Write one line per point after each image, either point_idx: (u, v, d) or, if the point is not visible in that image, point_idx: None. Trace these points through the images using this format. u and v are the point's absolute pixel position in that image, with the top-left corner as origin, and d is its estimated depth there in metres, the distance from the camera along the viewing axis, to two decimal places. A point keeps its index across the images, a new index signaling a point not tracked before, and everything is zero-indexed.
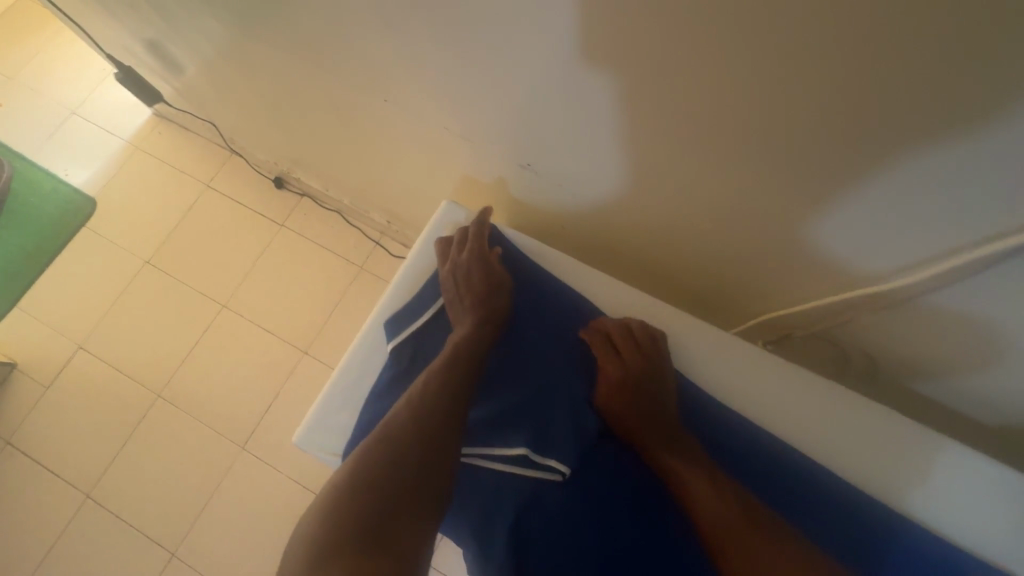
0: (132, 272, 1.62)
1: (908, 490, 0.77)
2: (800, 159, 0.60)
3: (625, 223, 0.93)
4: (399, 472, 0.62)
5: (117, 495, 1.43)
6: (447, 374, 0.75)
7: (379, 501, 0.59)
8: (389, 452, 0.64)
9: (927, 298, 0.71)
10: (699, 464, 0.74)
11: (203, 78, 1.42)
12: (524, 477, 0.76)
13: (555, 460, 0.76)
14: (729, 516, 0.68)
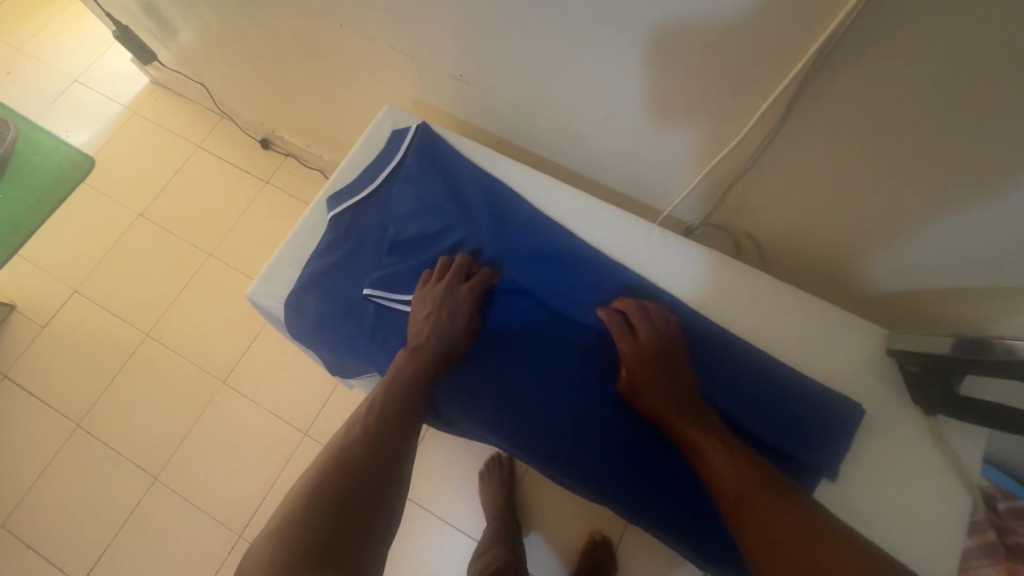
0: (126, 223, 1.70)
1: (830, 372, 0.69)
2: (696, 12, 0.58)
3: (556, 133, 0.89)
4: (378, 461, 0.55)
5: (103, 428, 1.49)
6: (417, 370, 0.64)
7: (360, 490, 0.52)
8: (363, 443, 0.56)
9: (801, 135, 0.64)
10: (719, 434, 0.60)
11: (193, 41, 1.46)
12: None
13: None
14: (742, 483, 0.55)
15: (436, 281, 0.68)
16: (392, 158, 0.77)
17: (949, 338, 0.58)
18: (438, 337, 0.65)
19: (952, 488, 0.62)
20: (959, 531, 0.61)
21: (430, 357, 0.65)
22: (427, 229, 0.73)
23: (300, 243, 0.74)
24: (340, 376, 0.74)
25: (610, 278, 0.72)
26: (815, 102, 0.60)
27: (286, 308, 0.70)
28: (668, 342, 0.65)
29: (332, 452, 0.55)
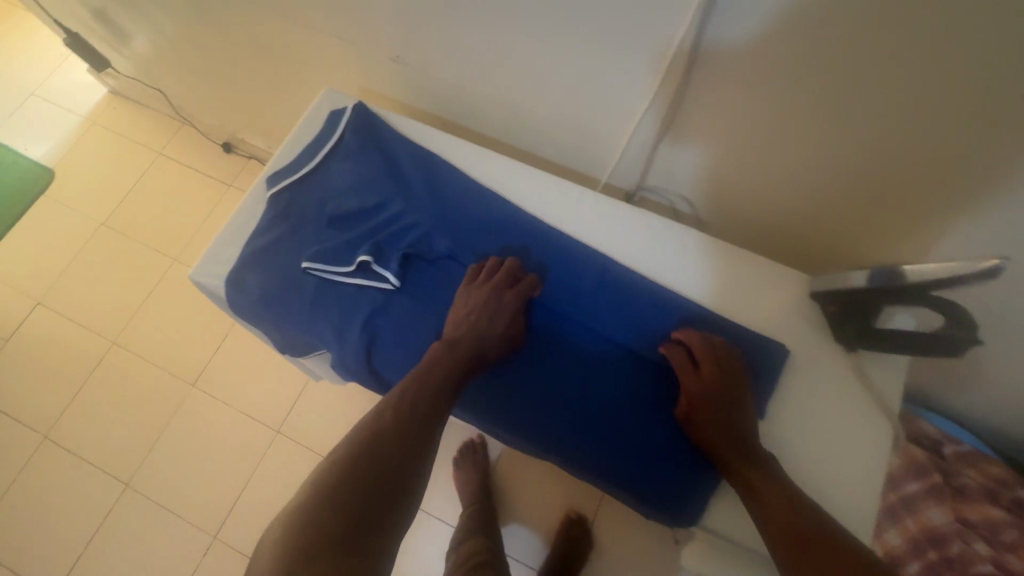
0: (89, 232, 1.69)
1: (762, 321, 0.72)
2: None
3: (495, 110, 0.92)
4: (396, 453, 0.52)
5: (72, 437, 1.48)
6: (451, 365, 0.62)
7: (376, 486, 0.49)
8: (387, 430, 0.54)
9: (712, 86, 0.68)
10: (777, 476, 0.57)
11: (149, 49, 1.46)
12: (370, 290, 0.70)
13: (387, 270, 0.70)
14: (797, 525, 0.52)
15: (483, 282, 0.68)
16: (331, 136, 0.79)
17: (864, 270, 0.61)
18: (474, 336, 0.64)
19: (872, 417, 0.66)
20: (880, 458, 0.64)
21: (465, 354, 0.63)
22: (363, 203, 0.74)
23: (240, 221, 0.75)
24: (288, 354, 0.75)
25: (548, 246, 0.74)
26: (710, 54, 0.64)
27: (226, 284, 0.71)
28: (730, 382, 0.63)
29: (356, 435, 0.53)
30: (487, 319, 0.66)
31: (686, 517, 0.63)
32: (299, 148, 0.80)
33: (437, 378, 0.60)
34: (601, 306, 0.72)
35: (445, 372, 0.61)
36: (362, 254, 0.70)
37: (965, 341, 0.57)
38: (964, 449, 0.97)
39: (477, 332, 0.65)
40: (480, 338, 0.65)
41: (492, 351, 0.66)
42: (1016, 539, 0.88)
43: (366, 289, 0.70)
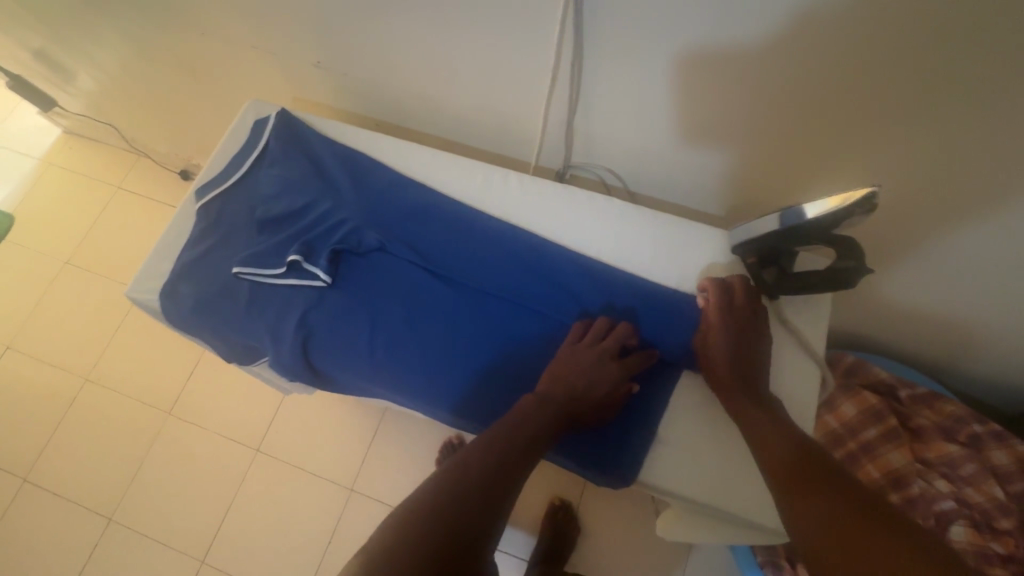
0: (53, 272, 1.69)
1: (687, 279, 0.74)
2: None
3: (424, 105, 0.94)
4: (481, 509, 0.49)
5: (52, 477, 1.47)
6: (542, 424, 0.59)
7: (461, 541, 0.46)
8: (473, 481, 0.51)
9: (616, 60, 0.71)
10: (781, 420, 0.59)
11: (96, 87, 1.46)
12: (302, 288, 0.72)
13: (316, 267, 0.71)
14: (791, 457, 0.53)
15: (588, 341, 0.66)
16: (256, 145, 0.80)
17: (775, 214, 0.63)
18: (570, 392, 0.62)
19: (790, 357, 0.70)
20: (801, 394, 0.68)
21: (558, 414, 0.60)
22: (291, 205, 0.75)
23: (174, 236, 0.77)
24: (233, 363, 0.76)
25: (474, 228, 0.76)
26: (594, 29, 0.67)
27: (161, 297, 0.73)
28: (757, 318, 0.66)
29: (440, 481, 0.50)
30: (588, 382, 0.63)
31: (625, 476, 0.66)
32: (227, 160, 0.82)
33: (527, 434, 0.57)
34: (531, 281, 0.73)
35: (536, 432, 0.58)
36: (290, 254, 0.71)
37: (856, 259, 0.61)
38: (919, 392, 0.98)
39: (577, 381, 0.63)
40: (577, 395, 0.63)
41: (590, 404, 0.63)
42: (973, 472, 0.92)
43: (298, 288, 0.72)
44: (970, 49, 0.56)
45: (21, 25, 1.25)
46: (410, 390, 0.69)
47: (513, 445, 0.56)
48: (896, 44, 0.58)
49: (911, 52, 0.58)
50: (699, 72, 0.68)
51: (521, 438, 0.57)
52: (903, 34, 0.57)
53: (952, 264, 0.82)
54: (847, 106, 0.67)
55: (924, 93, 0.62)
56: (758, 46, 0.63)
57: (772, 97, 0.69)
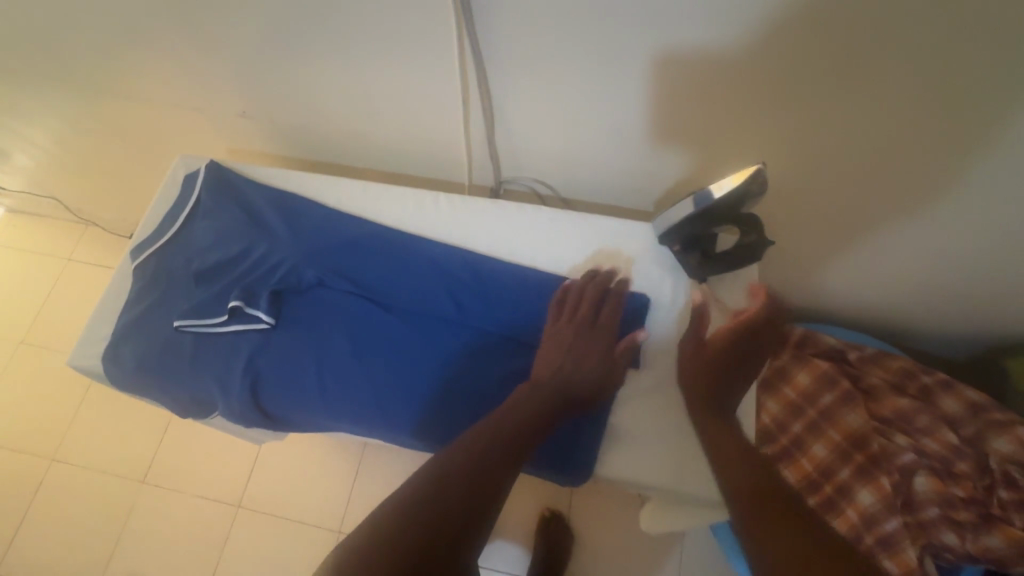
0: (8, 354, 1.64)
1: (619, 274, 0.78)
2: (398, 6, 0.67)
3: (354, 141, 0.97)
4: (476, 502, 0.49)
5: (24, 565, 1.41)
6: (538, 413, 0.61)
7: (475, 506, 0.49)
8: (457, 478, 0.51)
9: (520, 77, 0.75)
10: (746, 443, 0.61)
11: (32, 164, 1.45)
12: (246, 333, 0.72)
13: (257, 310, 0.72)
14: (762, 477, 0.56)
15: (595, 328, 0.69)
16: (188, 201, 0.81)
17: (687, 200, 0.66)
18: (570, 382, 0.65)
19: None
20: None
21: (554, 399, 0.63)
22: (228, 253, 0.76)
23: (113, 299, 0.78)
24: (184, 419, 0.75)
25: (409, 252, 0.77)
26: (493, 51, 0.71)
27: (103, 360, 0.72)
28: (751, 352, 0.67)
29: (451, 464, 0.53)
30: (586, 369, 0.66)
31: (582, 473, 0.68)
32: (161, 218, 0.82)
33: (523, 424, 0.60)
34: (472, 296, 0.75)
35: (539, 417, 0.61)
36: (231, 300, 0.72)
37: (758, 231, 0.67)
38: (868, 352, 1.02)
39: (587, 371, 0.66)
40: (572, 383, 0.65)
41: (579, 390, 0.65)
42: (927, 423, 0.96)
43: (243, 333, 0.73)
44: (820, 45, 0.61)
45: None
46: (363, 419, 0.69)
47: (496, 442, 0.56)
48: (757, 47, 0.63)
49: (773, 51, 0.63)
50: (597, 85, 0.73)
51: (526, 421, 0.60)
52: (762, 35, 0.62)
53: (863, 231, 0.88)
54: (733, 105, 0.71)
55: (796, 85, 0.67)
56: (641, 56, 0.68)
57: (665, 100, 0.73)
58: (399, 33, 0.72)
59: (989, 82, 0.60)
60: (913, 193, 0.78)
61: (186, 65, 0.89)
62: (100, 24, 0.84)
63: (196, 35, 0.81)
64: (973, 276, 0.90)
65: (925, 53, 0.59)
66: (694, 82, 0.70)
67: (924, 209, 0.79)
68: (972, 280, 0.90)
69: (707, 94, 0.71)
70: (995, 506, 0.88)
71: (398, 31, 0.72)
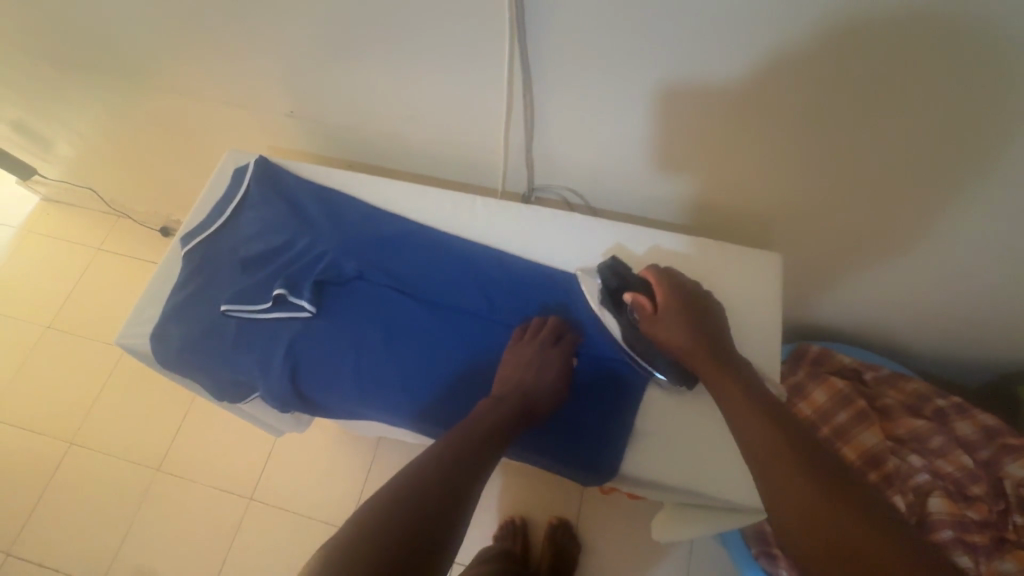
0: (34, 337, 1.68)
1: None
2: (452, 20, 0.71)
3: (393, 144, 1.01)
4: (437, 507, 0.50)
5: (38, 545, 1.43)
6: (500, 418, 0.63)
7: (438, 514, 0.50)
8: (436, 474, 0.53)
9: (560, 92, 0.79)
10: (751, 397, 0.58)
11: (74, 154, 1.50)
12: (286, 320, 0.75)
13: (299, 298, 0.75)
14: (771, 436, 0.53)
15: (532, 339, 0.72)
16: (236, 192, 0.85)
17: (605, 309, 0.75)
18: (523, 389, 0.67)
19: (748, 348, 0.75)
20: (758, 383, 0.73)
21: (514, 403, 0.65)
22: (274, 244, 0.80)
23: (161, 283, 0.81)
24: (221, 401, 0.78)
25: (445, 250, 0.81)
26: (537, 65, 0.75)
27: (149, 339, 0.76)
28: (686, 302, 0.68)
29: (412, 473, 0.53)
30: (535, 375, 0.68)
31: (606, 470, 0.69)
32: (210, 208, 0.86)
33: (486, 430, 0.61)
34: (506, 296, 0.78)
35: (501, 421, 0.62)
36: (275, 288, 0.75)
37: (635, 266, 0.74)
38: (883, 373, 1.05)
39: (533, 376, 0.68)
40: (527, 390, 0.67)
41: (538, 395, 0.67)
42: (941, 444, 0.97)
43: (285, 320, 0.76)
44: (855, 78, 0.64)
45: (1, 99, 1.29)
46: (397, 408, 0.72)
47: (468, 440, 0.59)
48: (793, 76, 0.66)
49: (807, 80, 0.66)
50: (636, 103, 0.77)
51: (485, 426, 0.61)
52: (798, 66, 0.65)
53: (884, 254, 0.90)
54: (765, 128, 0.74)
55: (827, 111, 0.70)
56: (681, 78, 0.71)
57: (701, 119, 0.76)
58: (451, 44, 0.76)
59: (1016, 120, 0.63)
60: (935, 218, 0.80)
61: (241, 66, 0.93)
62: (164, 23, 0.89)
63: (255, 38, 0.85)
64: (990, 302, 0.92)
65: (954, 88, 0.62)
66: (730, 105, 0.73)
67: (947, 234, 0.81)
68: (991, 307, 0.92)
69: (741, 116, 0.74)
70: (1009, 530, 0.89)
71: (452, 42, 0.76)
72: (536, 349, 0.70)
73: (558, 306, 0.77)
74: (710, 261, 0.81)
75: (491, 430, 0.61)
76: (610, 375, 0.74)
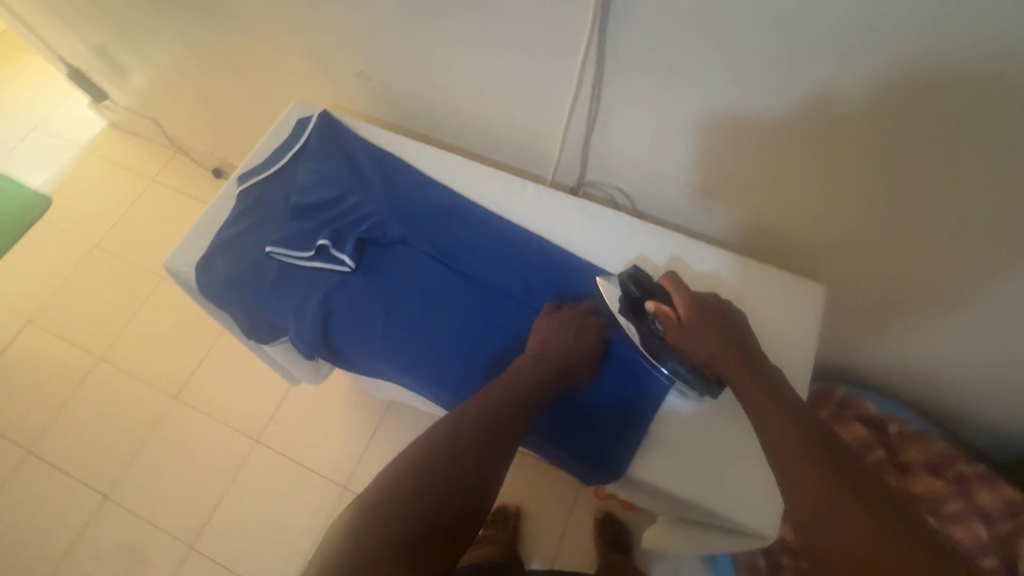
0: (82, 254, 1.76)
1: None
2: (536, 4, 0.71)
3: (453, 117, 1.02)
4: (466, 482, 0.53)
5: (56, 449, 1.51)
6: (533, 387, 0.63)
7: (466, 488, 0.53)
8: (467, 448, 0.55)
9: (629, 91, 0.78)
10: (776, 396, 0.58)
11: (147, 85, 1.56)
12: (326, 271, 0.77)
13: (341, 252, 0.77)
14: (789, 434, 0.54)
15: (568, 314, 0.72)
16: (297, 141, 0.87)
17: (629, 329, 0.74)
18: (556, 363, 0.67)
19: None
20: None
21: (548, 375, 0.66)
22: (326, 196, 0.82)
23: (213, 217, 0.84)
24: (253, 338, 0.81)
25: (488, 229, 0.81)
26: (611, 62, 0.75)
27: (195, 267, 0.79)
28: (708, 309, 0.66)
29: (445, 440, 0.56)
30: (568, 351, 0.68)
31: (613, 469, 0.69)
32: (270, 153, 0.88)
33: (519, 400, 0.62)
34: (541, 283, 0.78)
35: (533, 391, 0.63)
36: (321, 239, 0.77)
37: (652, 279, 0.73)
38: (910, 428, 1.01)
39: (567, 351, 0.68)
40: (560, 364, 0.67)
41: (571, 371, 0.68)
42: (957, 510, 0.95)
43: (325, 271, 0.77)
44: (932, 118, 0.62)
45: (90, 23, 1.35)
46: (418, 373, 0.73)
47: (499, 415, 0.59)
48: (870, 109, 0.65)
49: (885, 115, 0.64)
50: (704, 112, 0.76)
51: (517, 395, 0.62)
52: (876, 98, 0.63)
53: (934, 308, 0.86)
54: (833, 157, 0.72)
55: (901, 150, 0.68)
56: (754, 94, 0.70)
57: (768, 139, 0.75)
58: (529, 27, 0.76)
59: None
60: (996, 280, 0.77)
61: (321, 21, 0.95)
62: None
63: None
64: None
65: None
66: (800, 129, 0.71)
67: (1005, 297, 0.78)
68: None
69: (810, 141, 0.72)
70: None
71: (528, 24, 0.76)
72: (571, 326, 0.70)
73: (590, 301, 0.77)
74: (750, 282, 0.80)
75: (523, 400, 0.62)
76: (632, 378, 0.73)
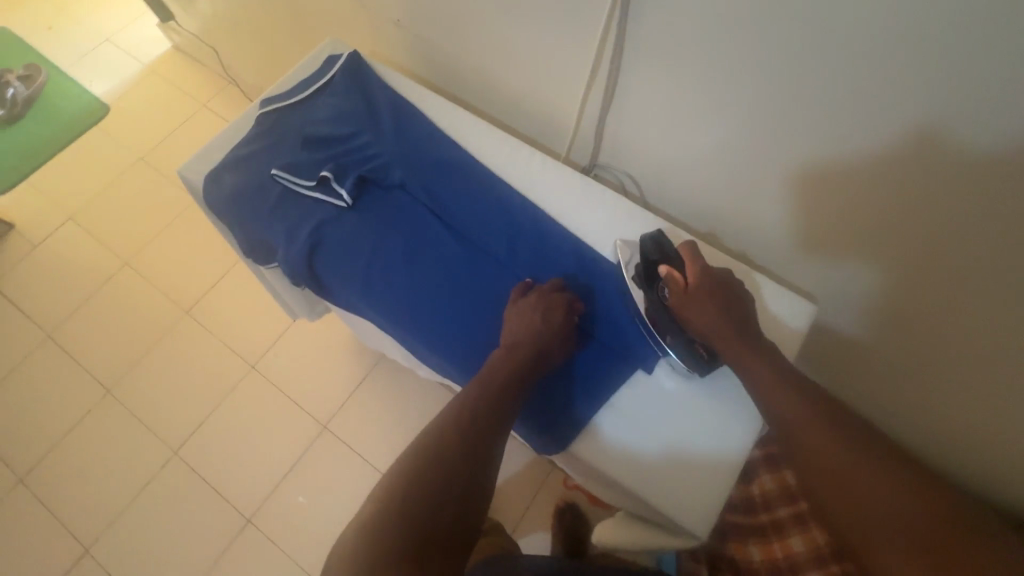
0: (127, 163, 1.86)
1: None
2: None
3: (480, 79, 1.02)
4: (463, 476, 0.54)
5: (73, 338, 1.61)
6: (513, 376, 0.64)
7: (464, 484, 0.54)
8: (456, 445, 0.56)
9: (651, 74, 0.76)
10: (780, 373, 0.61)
11: (209, 11, 1.62)
12: (324, 203, 0.80)
13: (341, 186, 0.79)
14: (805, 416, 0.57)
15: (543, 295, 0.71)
16: (322, 75, 0.89)
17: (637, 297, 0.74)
18: (533, 348, 0.66)
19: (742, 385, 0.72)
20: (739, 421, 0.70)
21: (524, 361, 0.65)
22: (337, 132, 0.84)
23: (231, 134, 0.87)
24: (249, 256, 0.85)
25: (486, 189, 0.82)
26: (635, 40, 0.73)
27: (205, 178, 0.82)
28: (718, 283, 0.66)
29: (437, 438, 0.56)
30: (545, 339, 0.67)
31: (561, 442, 0.70)
32: (295, 83, 0.91)
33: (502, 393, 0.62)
34: (526, 250, 0.78)
35: (513, 381, 0.63)
36: (324, 170, 0.79)
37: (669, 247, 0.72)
38: None
39: (545, 335, 0.67)
40: (536, 350, 0.67)
41: (546, 356, 0.67)
42: None
43: (322, 202, 0.80)
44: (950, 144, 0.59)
45: None
46: (391, 314, 0.75)
47: (485, 408, 0.60)
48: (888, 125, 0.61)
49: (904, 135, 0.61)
50: (721, 107, 0.73)
51: (500, 386, 0.62)
52: (898, 112, 0.60)
53: (934, 355, 0.82)
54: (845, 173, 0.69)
55: (916, 176, 0.64)
56: (771, 93, 0.67)
57: (781, 145, 0.72)
58: None
59: None
60: (1001, 335, 0.72)
61: None
62: None
63: None
64: None
65: None
66: (814, 138, 0.68)
67: (1008, 355, 0.73)
68: None
69: (823, 153, 0.69)
70: None
71: None
72: (543, 310, 0.69)
73: (571, 276, 0.77)
74: None
75: (504, 393, 0.62)
76: (597, 358, 0.73)
